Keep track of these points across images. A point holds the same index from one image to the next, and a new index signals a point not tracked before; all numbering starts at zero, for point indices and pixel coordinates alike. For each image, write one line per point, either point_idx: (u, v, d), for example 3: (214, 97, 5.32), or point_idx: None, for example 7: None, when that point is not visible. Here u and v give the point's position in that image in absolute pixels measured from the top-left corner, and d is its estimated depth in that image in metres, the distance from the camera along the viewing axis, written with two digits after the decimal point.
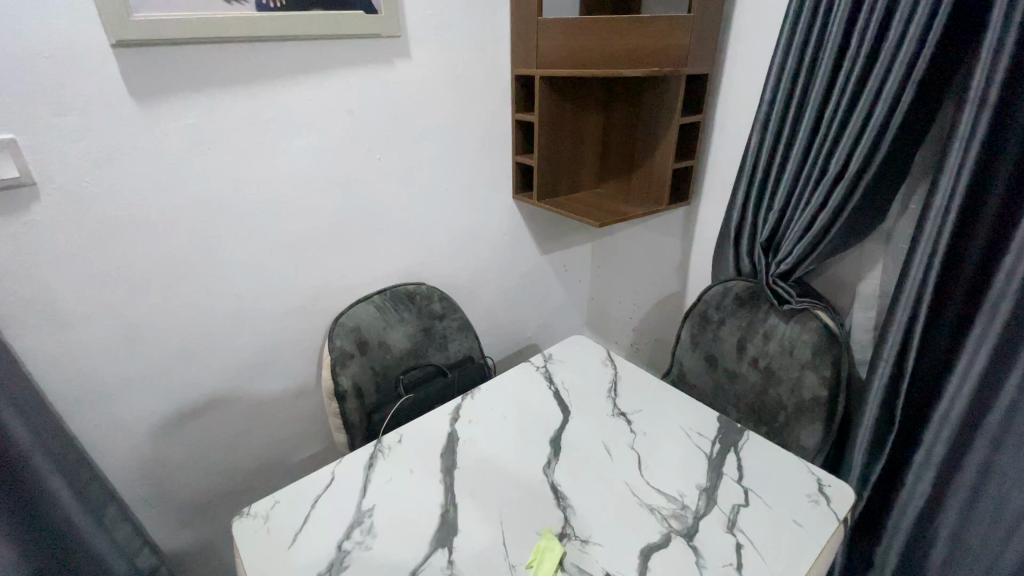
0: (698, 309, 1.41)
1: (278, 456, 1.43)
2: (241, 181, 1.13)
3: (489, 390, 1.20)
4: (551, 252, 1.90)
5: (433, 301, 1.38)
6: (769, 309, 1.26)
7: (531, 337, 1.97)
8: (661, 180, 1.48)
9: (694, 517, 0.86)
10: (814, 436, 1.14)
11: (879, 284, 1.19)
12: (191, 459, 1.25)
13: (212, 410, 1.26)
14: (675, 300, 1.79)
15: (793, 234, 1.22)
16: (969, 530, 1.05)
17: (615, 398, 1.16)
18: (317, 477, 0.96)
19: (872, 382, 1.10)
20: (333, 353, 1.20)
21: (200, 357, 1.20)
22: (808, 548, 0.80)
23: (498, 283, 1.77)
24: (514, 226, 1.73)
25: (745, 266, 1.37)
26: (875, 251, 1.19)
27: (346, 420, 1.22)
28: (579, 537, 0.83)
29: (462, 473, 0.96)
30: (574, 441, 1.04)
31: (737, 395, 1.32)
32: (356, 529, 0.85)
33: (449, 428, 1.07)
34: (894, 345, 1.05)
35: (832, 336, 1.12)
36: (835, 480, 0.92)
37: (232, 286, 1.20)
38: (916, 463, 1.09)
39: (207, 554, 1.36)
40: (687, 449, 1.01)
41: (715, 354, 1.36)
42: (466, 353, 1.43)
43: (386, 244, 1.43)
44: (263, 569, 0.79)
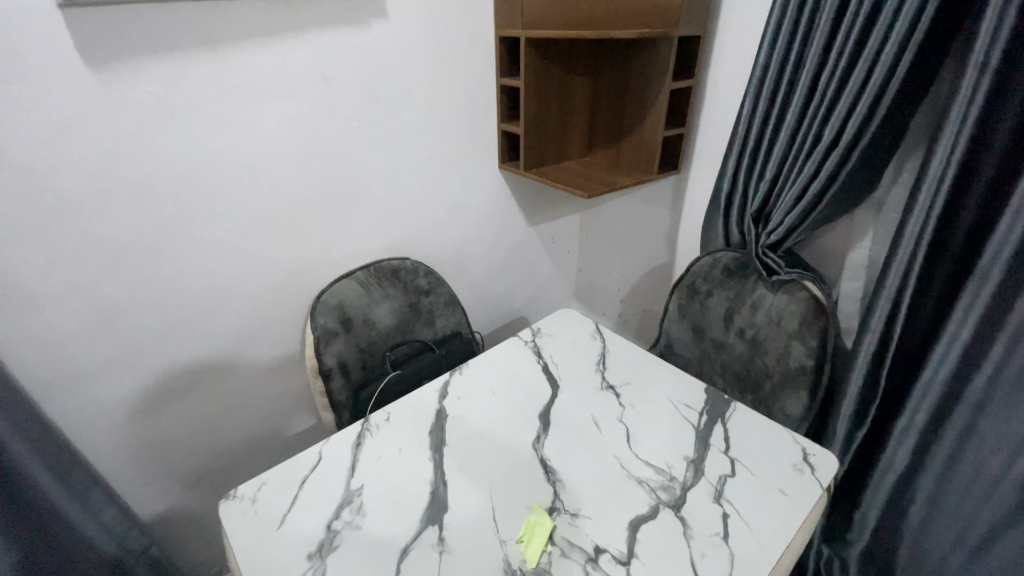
0: (686, 280, 1.40)
1: (265, 434, 1.42)
2: (212, 153, 1.07)
3: (478, 365, 1.18)
4: (539, 223, 1.87)
5: (419, 276, 1.33)
6: (756, 281, 1.25)
7: (519, 310, 1.96)
8: (651, 148, 1.45)
9: (681, 488, 0.87)
10: (799, 404, 1.16)
11: (868, 254, 1.19)
12: (175, 439, 1.23)
13: (194, 389, 1.23)
14: (665, 271, 1.77)
15: (785, 203, 1.20)
16: (946, 494, 1.08)
17: (604, 371, 1.16)
18: (305, 456, 0.95)
19: (859, 352, 1.10)
20: (316, 332, 1.15)
21: (179, 337, 1.16)
22: (793, 516, 0.82)
23: (484, 256, 1.74)
24: (500, 197, 1.68)
25: (735, 236, 1.36)
26: (865, 222, 1.18)
27: (332, 399, 1.18)
28: (568, 511, 0.84)
29: (451, 450, 0.95)
30: (563, 416, 1.03)
31: (724, 364, 1.33)
32: (345, 508, 0.85)
33: (438, 405, 1.06)
34: (882, 316, 1.05)
35: (819, 307, 1.12)
36: (819, 449, 0.94)
37: (207, 263, 1.15)
38: (899, 430, 1.12)
39: (200, 533, 1.36)
40: (676, 421, 1.02)
41: (702, 325, 1.36)
42: (454, 328, 1.40)
43: (369, 218, 1.38)
44: (252, 549, 0.78)
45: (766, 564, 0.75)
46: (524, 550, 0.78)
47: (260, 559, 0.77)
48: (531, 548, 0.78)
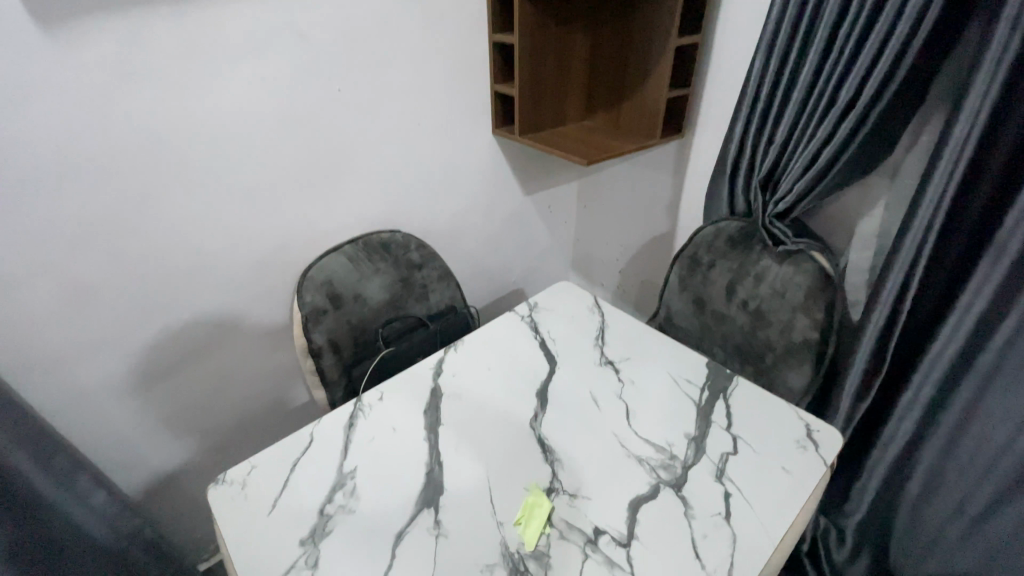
0: (688, 251, 1.35)
1: (257, 413, 1.40)
2: (183, 122, 1.00)
3: (473, 341, 1.14)
4: (536, 192, 1.80)
5: (410, 250, 1.28)
6: (762, 251, 1.21)
7: (516, 283, 1.91)
8: (655, 110, 1.37)
9: (682, 467, 0.85)
10: (801, 377, 1.14)
11: (879, 222, 1.14)
12: (163, 420, 1.20)
13: (182, 369, 1.19)
14: (665, 240, 1.72)
15: (796, 169, 1.14)
16: (948, 465, 1.08)
17: (603, 347, 1.12)
18: (295, 438, 0.92)
19: (867, 325, 1.07)
20: (304, 310, 1.10)
21: (161, 317, 1.12)
22: (795, 494, 0.80)
23: (479, 228, 1.68)
24: (495, 165, 1.61)
25: (740, 204, 1.30)
26: (878, 189, 1.13)
27: (323, 378, 1.14)
28: (567, 492, 0.82)
29: (447, 430, 0.93)
30: (561, 393, 1.00)
31: (725, 337, 1.30)
32: (338, 491, 0.82)
33: (432, 383, 1.03)
34: (894, 289, 1.02)
35: (827, 279, 1.08)
36: (823, 425, 0.92)
37: (186, 239, 1.09)
38: (903, 403, 1.10)
39: (194, 512, 1.35)
40: (676, 397, 0.99)
41: (703, 297, 1.32)
42: (449, 303, 1.34)
43: (356, 189, 1.32)
44: (243, 536, 0.76)
45: (769, 544, 0.74)
46: (523, 533, 0.76)
47: (251, 547, 0.75)
48: (530, 531, 0.77)
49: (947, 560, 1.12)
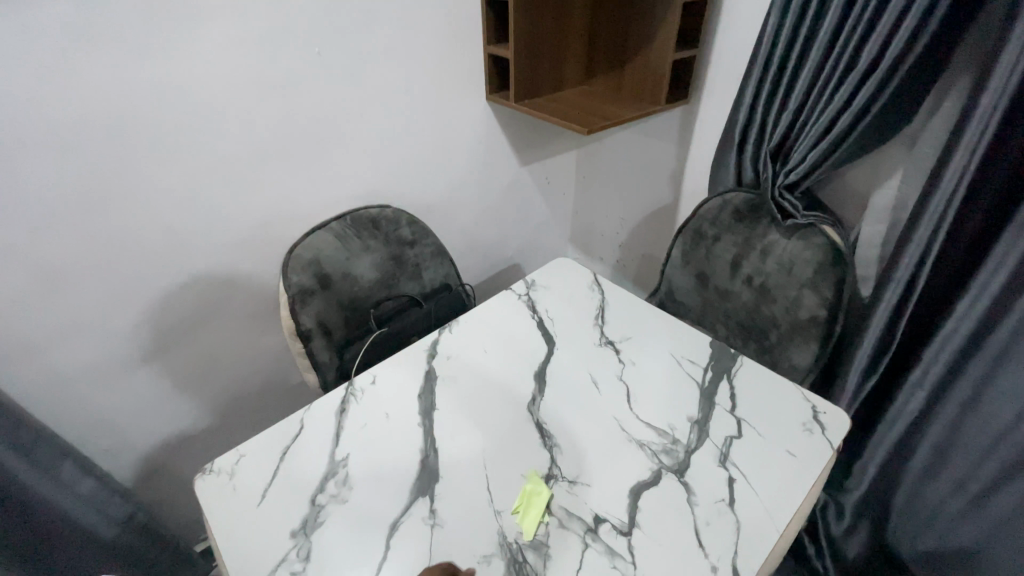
0: (692, 224, 1.29)
1: (248, 394, 1.37)
2: (149, 90, 0.93)
3: (468, 321, 1.10)
4: (533, 163, 1.72)
5: (401, 226, 1.22)
6: (769, 224, 1.15)
7: (512, 258, 1.86)
8: (659, 74, 1.30)
9: (685, 452, 0.83)
10: (806, 355, 1.10)
11: (894, 195, 1.09)
12: (150, 403, 1.17)
13: (166, 352, 1.16)
14: (667, 213, 1.67)
15: (809, 138, 1.08)
16: (953, 443, 1.06)
17: (603, 326, 1.08)
18: (285, 425, 0.88)
19: (878, 302, 1.03)
20: (290, 290, 1.04)
21: (140, 299, 1.07)
22: (801, 479, 0.78)
23: (473, 201, 1.62)
24: (489, 134, 1.53)
25: (748, 175, 1.24)
26: (895, 157, 1.07)
27: (314, 360, 1.08)
28: (566, 478, 0.80)
29: (442, 416, 0.90)
30: (559, 376, 0.97)
31: (728, 313, 1.25)
32: (330, 481, 0.80)
33: (426, 366, 0.99)
34: (909, 264, 0.97)
35: (837, 254, 1.04)
36: (830, 407, 0.89)
37: (162, 218, 1.04)
38: (911, 381, 1.07)
39: (186, 494, 1.33)
40: (679, 379, 0.96)
41: (707, 273, 1.27)
42: (443, 281, 1.30)
43: (342, 162, 1.25)
44: (232, 529, 0.74)
45: (774, 531, 0.72)
46: (520, 521, 0.74)
47: (240, 540, 0.72)
48: (530, 520, 0.74)
49: (946, 536, 1.12)
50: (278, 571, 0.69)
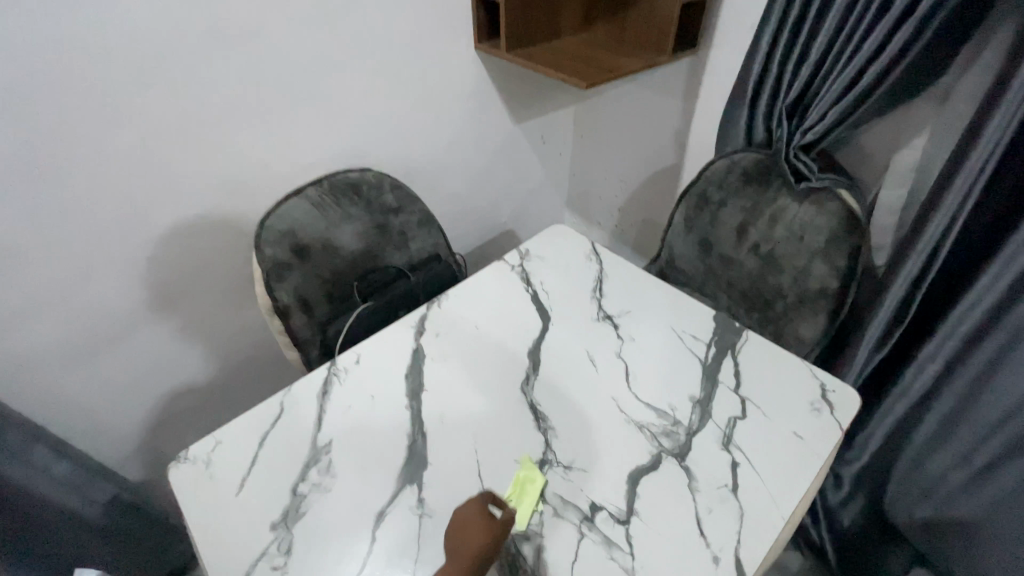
0: (697, 187, 1.21)
1: (231, 371, 1.32)
2: (93, 42, 0.84)
3: (458, 294, 1.03)
4: (528, 120, 1.61)
5: (384, 192, 1.14)
6: (780, 188, 1.07)
7: (506, 224, 1.78)
8: (665, 21, 1.19)
9: (686, 434, 0.79)
10: (814, 328, 1.05)
11: (918, 156, 1.03)
12: (126, 381, 1.13)
13: (137, 331, 1.10)
14: (671, 175, 1.58)
15: (832, 94, 1.01)
16: (961, 418, 1.03)
17: (600, 300, 1.02)
18: (263, 408, 0.83)
19: (898, 273, 0.97)
20: (265, 264, 0.97)
21: (103, 274, 1.01)
22: (810, 463, 0.74)
23: (464, 164, 1.53)
24: (480, 89, 1.43)
25: (759, 134, 1.16)
26: (924, 116, 1.01)
27: (295, 339, 1.02)
28: (561, 464, 0.76)
29: (430, 398, 0.85)
30: (554, 355, 0.91)
31: (730, 283, 1.18)
32: (312, 469, 0.75)
33: (414, 344, 0.93)
34: (937, 232, 0.91)
35: (853, 221, 0.97)
36: (839, 385, 0.84)
37: (121, 186, 0.96)
38: (923, 356, 1.03)
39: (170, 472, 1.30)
40: (680, 356, 0.91)
41: (710, 240, 1.19)
42: (433, 251, 1.21)
43: (319, 120, 1.16)
44: (210, 522, 0.70)
45: (779, 519, 0.68)
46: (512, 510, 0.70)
47: (216, 533, 0.69)
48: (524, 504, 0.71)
49: (946, 507, 1.11)
50: (258, 565, 0.66)
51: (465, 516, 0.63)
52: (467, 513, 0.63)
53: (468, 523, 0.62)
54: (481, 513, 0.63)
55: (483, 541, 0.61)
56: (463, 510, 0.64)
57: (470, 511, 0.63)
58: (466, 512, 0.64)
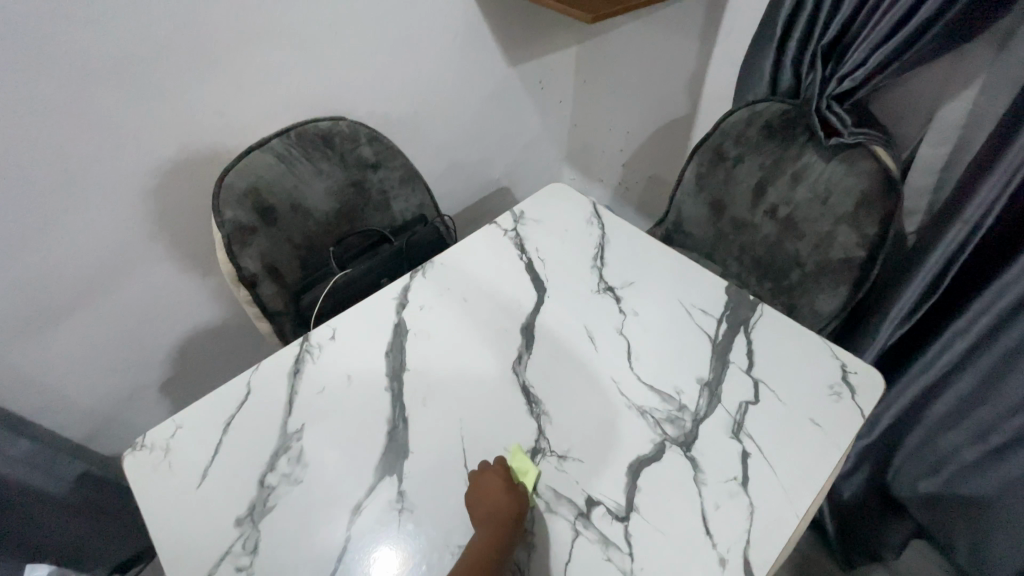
0: (710, 142, 1.09)
1: (201, 337, 1.25)
2: None
3: (444, 261, 0.93)
4: (524, 62, 1.46)
5: (361, 145, 1.03)
6: (806, 143, 0.97)
7: (499, 181, 1.65)
8: None
9: (693, 421, 0.72)
10: (832, 301, 0.96)
11: (968, 108, 0.93)
12: (86, 352, 1.06)
13: (89, 303, 1.02)
14: (681, 126, 1.45)
15: (877, 33, 0.88)
16: (984, 397, 0.98)
17: (601, 268, 0.93)
18: (229, 387, 0.75)
19: (937, 244, 0.89)
20: (224, 228, 0.87)
21: (43, 243, 0.92)
22: (829, 454, 0.68)
23: (454, 113, 1.39)
24: (473, 26, 1.28)
25: (786, 80, 1.04)
26: (979, 62, 0.90)
27: (266, 309, 0.94)
28: (555, 453, 0.69)
29: (413, 378, 0.77)
30: (549, 330, 0.83)
31: (742, 248, 1.08)
32: (282, 457, 0.69)
33: (396, 317, 0.85)
34: (987, 199, 0.82)
35: (888, 182, 0.87)
36: (862, 366, 0.76)
37: (54, 139, 0.85)
38: (950, 333, 0.96)
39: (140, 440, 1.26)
40: (686, 331, 0.83)
41: (723, 201, 1.09)
42: (417, 212, 1.11)
43: (281, 60, 1.03)
44: (167, 517, 0.63)
45: (793, 518, 0.62)
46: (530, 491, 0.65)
47: (175, 531, 0.62)
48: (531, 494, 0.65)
49: (954, 484, 1.08)
50: (223, 564, 0.61)
51: (485, 480, 0.64)
52: (483, 475, 0.65)
53: (489, 488, 0.63)
54: (500, 476, 0.64)
55: (505, 501, 0.61)
56: (481, 475, 0.65)
57: (492, 479, 0.64)
58: (487, 476, 0.65)
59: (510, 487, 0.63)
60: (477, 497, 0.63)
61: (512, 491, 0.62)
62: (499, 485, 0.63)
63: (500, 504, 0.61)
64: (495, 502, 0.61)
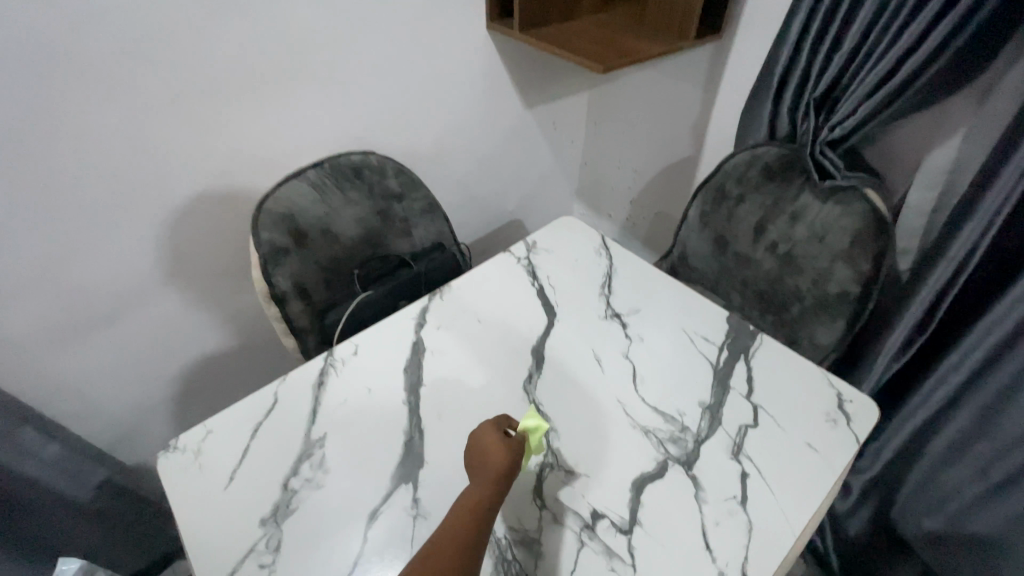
0: (714, 182, 1.16)
1: (224, 353, 1.30)
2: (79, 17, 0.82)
3: (462, 286, 1.00)
4: (540, 105, 1.56)
5: (388, 177, 1.11)
6: (802, 185, 1.03)
7: (513, 214, 1.73)
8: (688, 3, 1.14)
9: (695, 442, 0.75)
10: (831, 333, 1.00)
11: (953, 156, 1.00)
12: (117, 361, 1.12)
13: (125, 315, 1.09)
14: (687, 167, 1.53)
15: (863, 88, 0.97)
16: (983, 433, 1.00)
17: (609, 296, 0.99)
18: (258, 397, 0.80)
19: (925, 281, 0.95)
20: (261, 249, 0.94)
21: (92, 257, 1.00)
22: (824, 476, 0.71)
23: (471, 150, 1.49)
24: (492, 72, 1.39)
25: (783, 127, 1.12)
26: (961, 114, 0.97)
27: (293, 326, 1.00)
28: (562, 468, 0.73)
29: (428, 392, 0.82)
30: (558, 353, 0.88)
31: (746, 282, 1.13)
32: (304, 462, 0.73)
33: (415, 336, 0.90)
34: (970, 238, 0.87)
35: (879, 223, 0.92)
36: (858, 395, 0.80)
37: (113, 165, 0.95)
38: (945, 366, 0.99)
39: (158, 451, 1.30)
40: (689, 357, 0.87)
41: (726, 237, 1.15)
42: (436, 240, 1.18)
43: (317, 97, 1.13)
44: (196, 514, 0.68)
45: (789, 536, 0.65)
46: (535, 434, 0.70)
47: (201, 528, 0.66)
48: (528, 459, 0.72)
49: (958, 521, 1.08)
50: (245, 563, 0.64)
51: (480, 438, 0.68)
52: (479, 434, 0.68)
53: (483, 444, 0.66)
54: (496, 431, 0.68)
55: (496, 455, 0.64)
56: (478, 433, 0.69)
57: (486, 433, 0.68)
58: (482, 433, 0.68)
59: (503, 441, 0.66)
60: (475, 453, 0.66)
61: (503, 443, 0.66)
62: (493, 441, 0.66)
63: (493, 459, 0.64)
64: (490, 458, 0.65)
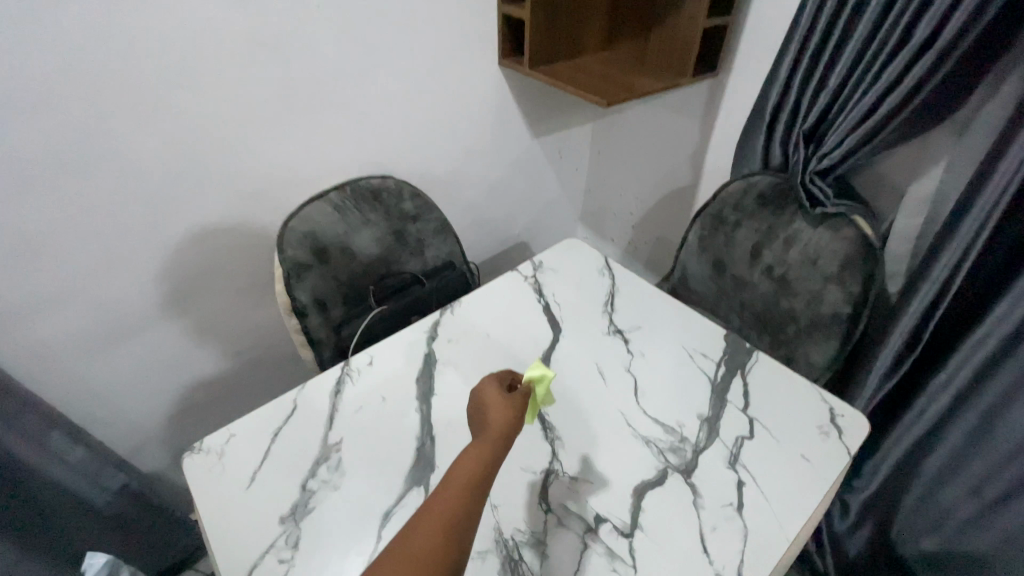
0: (712, 208, 1.22)
1: (240, 365, 1.35)
2: (131, 54, 0.91)
3: (472, 301, 1.05)
4: (547, 134, 1.64)
5: (403, 200, 1.17)
6: (795, 212, 1.09)
7: (519, 236, 1.80)
8: (687, 44, 1.23)
9: (693, 451, 0.79)
10: (825, 352, 1.05)
11: (935, 187, 1.06)
12: (140, 371, 1.17)
13: (151, 327, 1.15)
14: (686, 194, 1.60)
15: (848, 123, 1.04)
16: (974, 451, 1.03)
17: (612, 313, 1.04)
18: (278, 403, 0.85)
19: (912, 302, 0.99)
20: (284, 264, 1.00)
21: (125, 272, 1.06)
22: (815, 485, 0.74)
23: (481, 176, 1.56)
24: (502, 105, 1.48)
25: (776, 157, 1.19)
26: (941, 148, 1.04)
27: (311, 338, 1.05)
28: (567, 474, 0.76)
29: (440, 400, 0.86)
30: (563, 366, 0.93)
31: (743, 303, 1.18)
32: (322, 465, 0.77)
33: (427, 348, 0.95)
34: (952, 261, 0.93)
35: (867, 247, 0.98)
36: (849, 410, 0.84)
37: (150, 186, 1.02)
38: (934, 386, 1.03)
39: (171, 460, 1.34)
40: (688, 372, 0.91)
41: (724, 261, 1.20)
42: (447, 259, 1.23)
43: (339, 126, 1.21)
44: (220, 511, 0.71)
45: (783, 540, 0.68)
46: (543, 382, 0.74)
47: (224, 525, 0.70)
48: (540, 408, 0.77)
49: (954, 540, 1.10)
50: (265, 558, 0.67)
51: (481, 394, 0.70)
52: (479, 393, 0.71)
53: (485, 399, 0.69)
54: (497, 385, 0.71)
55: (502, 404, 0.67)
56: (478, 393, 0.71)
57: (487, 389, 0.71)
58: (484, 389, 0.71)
59: (504, 395, 0.69)
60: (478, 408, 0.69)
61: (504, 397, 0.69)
62: (495, 396, 0.69)
63: (499, 409, 0.67)
64: (494, 409, 0.67)
